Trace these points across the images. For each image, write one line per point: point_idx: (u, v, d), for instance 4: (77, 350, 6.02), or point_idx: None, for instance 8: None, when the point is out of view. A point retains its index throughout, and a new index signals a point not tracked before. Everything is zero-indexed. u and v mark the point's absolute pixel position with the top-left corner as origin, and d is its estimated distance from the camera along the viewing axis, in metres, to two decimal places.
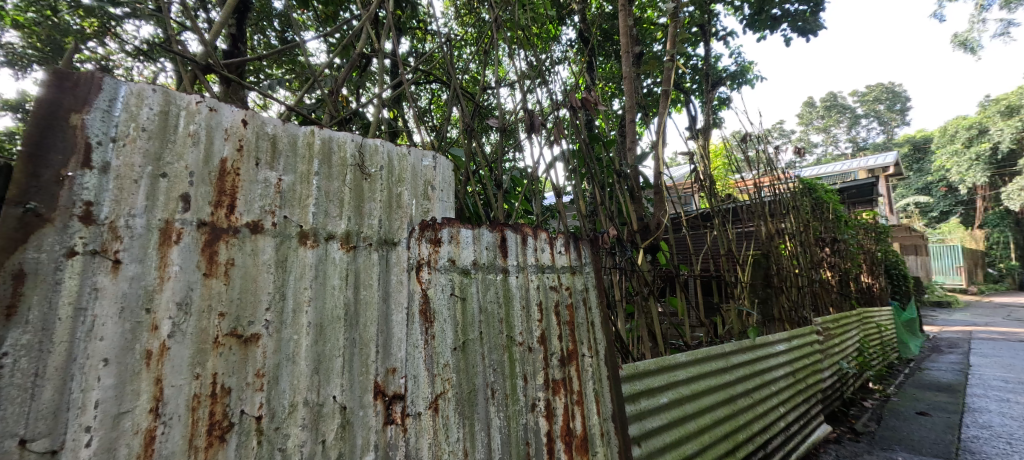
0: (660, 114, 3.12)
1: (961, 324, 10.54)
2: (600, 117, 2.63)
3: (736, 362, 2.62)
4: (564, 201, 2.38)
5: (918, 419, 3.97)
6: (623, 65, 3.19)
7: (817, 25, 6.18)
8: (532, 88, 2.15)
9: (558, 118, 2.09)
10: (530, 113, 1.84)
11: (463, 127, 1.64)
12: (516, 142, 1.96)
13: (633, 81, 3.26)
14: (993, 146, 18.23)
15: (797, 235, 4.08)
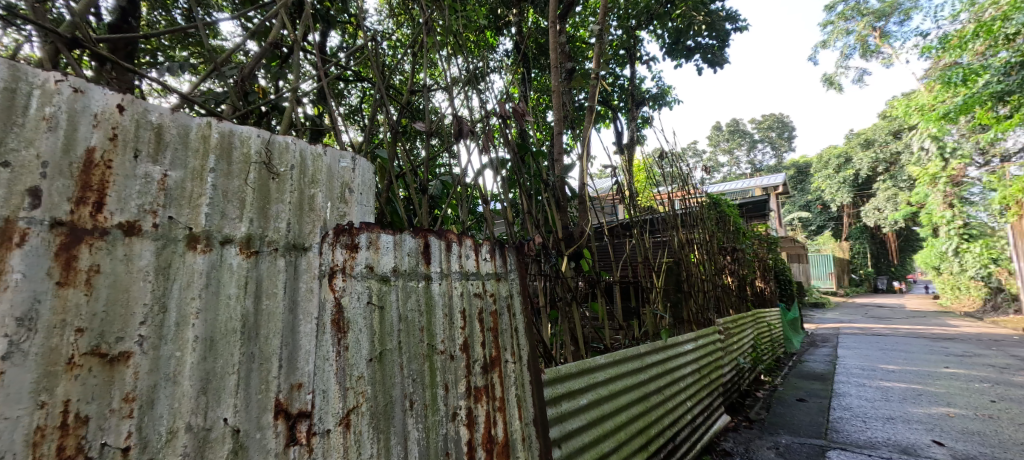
0: (586, 129, 3.23)
1: (830, 322, 12.02)
2: (532, 126, 2.64)
3: (650, 361, 2.75)
4: (493, 207, 2.36)
5: (798, 405, 4.45)
6: (550, 76, 3.26)
7: (724, 58, 6.77)
8: (466, 94, 2.12)
9: (489, 126, 2.06)
10: (459, 119, 1.79)
11: (389, 128, 1.56)
12: (446, 146, 1.91)
13: (562, 95, 3.33)
14: (856, 173, 21.07)
15: (704, 245, 4.38)
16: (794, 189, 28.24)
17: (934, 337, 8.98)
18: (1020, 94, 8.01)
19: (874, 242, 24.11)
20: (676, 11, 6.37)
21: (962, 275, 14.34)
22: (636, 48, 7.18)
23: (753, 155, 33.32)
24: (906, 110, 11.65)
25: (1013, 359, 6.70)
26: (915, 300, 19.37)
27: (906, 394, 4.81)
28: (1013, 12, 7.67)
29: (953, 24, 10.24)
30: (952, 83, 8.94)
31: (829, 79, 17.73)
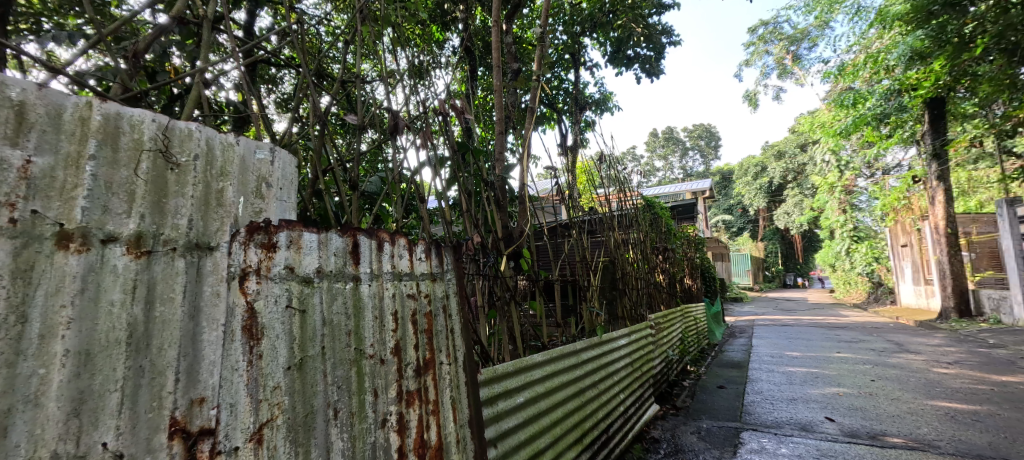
0: (527, 129, 3.23)
1: (746, 315, 12.98)
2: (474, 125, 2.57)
3: (585, 357, 2.82)
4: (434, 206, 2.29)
5: (718, 391, 4.75)
6: (494, 72, 3.19)
7: (660, 69, 7.09)
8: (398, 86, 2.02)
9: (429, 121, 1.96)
10: (395, 113, 1.70)
11: (317, 118, 1.44)
12: (384, 140, 1.80)
13: (503, 98, 3.24)
14: (770, 180, 22.91)
15: (638, 245, 4.54)
16: (718, 193, 30.12)
17: (830, 326, 9.98)
18: (895, 117, 9.51)
19: (784, 243, 26.41)
20: (617, 22, 6.57)
21: (853, 272, 16.07)
22: (581, 54, 7.38)
23: (683, 161, 35.17)
24: (812, 126, 12.80)
25: (889, 343, 7.62)
26: (817, 294, 21.43)
27: (806, 376, 5.31)
28: (890, 49, 8.64)
29: (847, 53, 11.38)
30: (845, 105, 9.99)
31: (750, 95, 19.06)
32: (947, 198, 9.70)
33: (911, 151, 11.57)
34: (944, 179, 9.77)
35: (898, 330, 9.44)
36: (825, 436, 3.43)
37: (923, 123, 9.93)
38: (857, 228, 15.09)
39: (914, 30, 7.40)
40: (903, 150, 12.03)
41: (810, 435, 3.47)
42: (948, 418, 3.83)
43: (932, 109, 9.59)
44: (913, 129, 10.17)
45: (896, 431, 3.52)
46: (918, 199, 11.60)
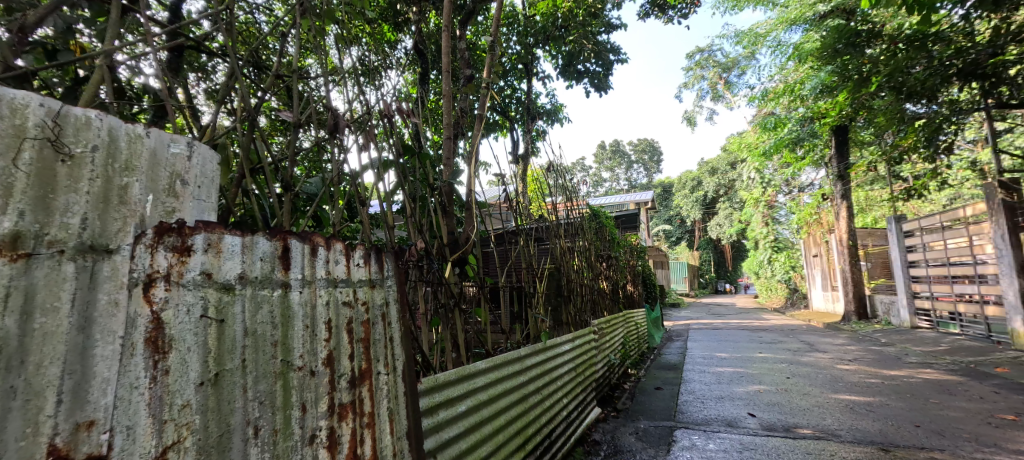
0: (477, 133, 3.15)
1: (682, 319, 13.61)
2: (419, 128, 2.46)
3: (529, 363, 2.82)
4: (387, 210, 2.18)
5: (654, 392, 4.92)
6: (442, 60, 3.01)
7: (608, 85, 7.35)
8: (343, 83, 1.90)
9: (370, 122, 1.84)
10: (336, 112, 1.55)
11: (245, 110, 1.31)
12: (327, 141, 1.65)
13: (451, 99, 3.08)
14: (704, 194, 24.28)
15: (583, 252, 4.62)
16: (659, 205, 31.42)
17: (754, 329, 10.67)
18: (808, 142, 10.48)
19: (715, 252, 28.07)
20: (570, 37, 6.94)
21: (775, 279, 17.32)
22: (534, 65, 7.51)
23: (627, 173, 36.44)
24: (740, 147, 13.72)
25: (802, 343, 8.27)
26: (744, 299, 22.91)
27: (732, 376, 5.63)
28: (804, 81, 9.44)
29: (769, 81, 12.28)
30: (767, 128, 10.91)
31: (687, 115, 20.11)
32: (851, 215, 10.74)
33: (820, 172, 12.69)
34: (847, 198, 10.81)
35: (811, 331, 10.27)
36: (748, 431, 3.66)
37: (830, 148, 10.89)
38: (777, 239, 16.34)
39: (823, 65, 8.12)
40: (815, 171, 13.15)
41: (735, 430, 3.69)
42: (849, 409, 4.21)
43: (838, 136, 10.56)
44: (823, 153, 11.15)
45: (808, 423, 3.82)
46: (826, 214, 12.78)
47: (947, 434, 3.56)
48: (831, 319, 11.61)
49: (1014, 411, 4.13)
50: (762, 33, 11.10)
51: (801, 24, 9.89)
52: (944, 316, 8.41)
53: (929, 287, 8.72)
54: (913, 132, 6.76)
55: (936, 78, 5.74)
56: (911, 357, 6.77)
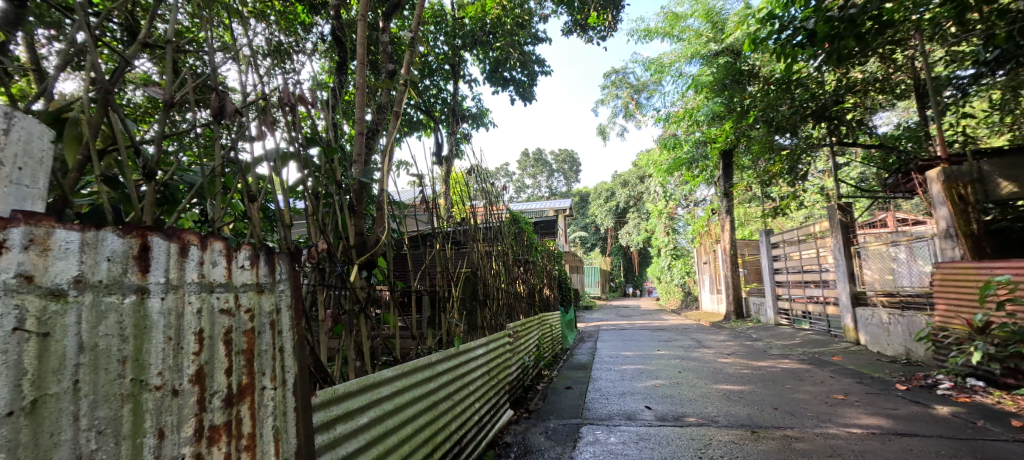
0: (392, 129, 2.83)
1: (593, 321, 14.19)
2: (324, 116, 2.19)
3: (440, 369, 2.72)
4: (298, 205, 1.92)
5: (565, 392, 5.04)
6: (356, 47, 2.75)
7: (533, 95, 7.55)
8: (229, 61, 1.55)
9: (262, 104, 1.58)
10: (222, 90, 1.30)
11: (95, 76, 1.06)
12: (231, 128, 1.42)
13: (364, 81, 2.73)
14: (616, 204, 25.62)
15: (500, 257, 4.58)
16: (575, 212, 32.57)
17: (655, 329, 11.38)
18: (701, 162, 11.63)
19: (623, 257, 29.78)
20: (497, 44, 6.99)
21: (674, 284, 18.72)
22: (461, 69, 7.44)
23: (546, 181, 37.37)
24: (648, 162, 14.70)
25: (692, 340, 8.98)
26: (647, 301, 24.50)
27: (634, 372, 5.95)
28: (699, 107, 10.20)
29: (672, 106, 13.27)
30: (667, 147, 11.85)
31: (601, 129, 21.09)
32: (733, 229, 11.86)
33: (711, 190, 13.91)
34: (731, 214, 11.98)
35: (702, 330, 11.19)
36: (645, 423, 3.88)
37: (719, 169, 11.93)
38: (675, 247, 17.62)
39: (715, 96, 8.96)
40: (707, 188, 14.39)
41: (633, 423, 3.90)
42: (725, 397, 4.64)
43: (725, 159, 11.67)
44: (712, 172, 12.17)
45: (693, 412, 4.14)
46: (714, 226, 14.04)
47: (798, 414, 4.05)
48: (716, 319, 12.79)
49: (843, 391, 4.81)
50: (666, 63, 11.85)
51: (698, 60, 10.85)
52: (797, 314, 9.62)
53: (788, 290, 9.94)
54: (779, 161, 8.22)
55: (796, 117, 7.28)
56: (772, 350, 7.64)
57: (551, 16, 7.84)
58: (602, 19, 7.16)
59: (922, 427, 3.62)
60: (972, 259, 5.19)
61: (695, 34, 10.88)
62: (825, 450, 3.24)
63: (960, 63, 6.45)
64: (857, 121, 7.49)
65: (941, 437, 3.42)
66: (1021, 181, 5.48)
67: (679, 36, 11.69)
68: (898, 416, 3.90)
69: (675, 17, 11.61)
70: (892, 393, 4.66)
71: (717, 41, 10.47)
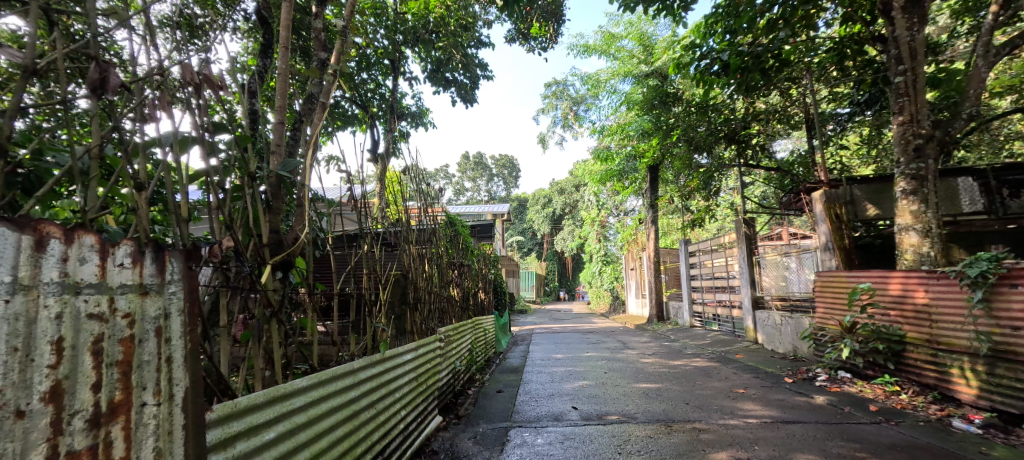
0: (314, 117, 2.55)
1: (526, 324, 14.30)
2: (237, 99, 1.98)
3: (362, 377, 2.55)
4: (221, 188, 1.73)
5: (495, 395, 5.00)
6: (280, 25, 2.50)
7: (474, 98, 7.52)
8: (120, 23, 1.33)
9: (157, 80, 1.39)
10: (101, 59, 1.12)
11: None
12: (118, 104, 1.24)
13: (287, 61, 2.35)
14: (552, 211, 26.09)
15: (434, 259, 4.43)
16: (513, 217, 32.76)
17: (584, 331, 11.66)
18: (631, 175, 12.07)
19: (557, 262, 30.39)
20: (439, 43, 6.84)
21: (603, 288, 19.35)
22: (401, 65, 7.25)
23: (486, 185, 37.25)
24: (583, 172, 15.10)
25: (616, 342, 9.29)
26: (578, 305, 25.16)
27: (563, 374, 6.03)
28: (629, 123, 10.62)
29: (605, 120, 13.73)
30: (600, 158, 12.20)
31: (540, 137, 21.41)
32: (657, 238, 12.43)
33: (639, 201, 14.50)
34: (656, 224, 12.52)
35: (627, 332, 11.63)
36: (571, 423, 3.93)
37: (646, 181, 12.48)
38: (606, 254, 18.21)
39: (644, 114, 9.36)
40: (635, 199, 15.01)
41: (560, 423, 3.94)
42: (644, 395, 4.81)
43: (652, 173, 12.22)
44: (639, 185, 12.73)
45: (615, 410, 4.25)
46: (640, 235, 14.67)
47: (705, 408, 4.30)
48: (640, 321, 13.37)
49: (742, 385, 5.16)
50: (603, 79, 12.24)
51: (628, 79, 11.32)
52: (708, 316, 10.26)
53: (701, 294, 10.57)
54: (696, 177, 8.72)
55: (712, 137, 7.89)
56: (687, 349, 8.07)
57: (494, 22, 7.81)
58: (544, 30, 7.23)
59: (805, 415, 3.99)
60: (844, 269, 5.70)
61: (628, 54, 11.34)
62: (728, 440, 3.46)
63: (838, 102, 7.40)
64: (760, 145, 8.17)
65: (822, 423, 3.78)
66: (880, 205, 6.56)
67: (613, 55, 12.03)
68: (786, 407, 4.26)
69: (612, 36, 11.97)
70: (782, 386, 5.08)
71: (646, 63, 10.99)
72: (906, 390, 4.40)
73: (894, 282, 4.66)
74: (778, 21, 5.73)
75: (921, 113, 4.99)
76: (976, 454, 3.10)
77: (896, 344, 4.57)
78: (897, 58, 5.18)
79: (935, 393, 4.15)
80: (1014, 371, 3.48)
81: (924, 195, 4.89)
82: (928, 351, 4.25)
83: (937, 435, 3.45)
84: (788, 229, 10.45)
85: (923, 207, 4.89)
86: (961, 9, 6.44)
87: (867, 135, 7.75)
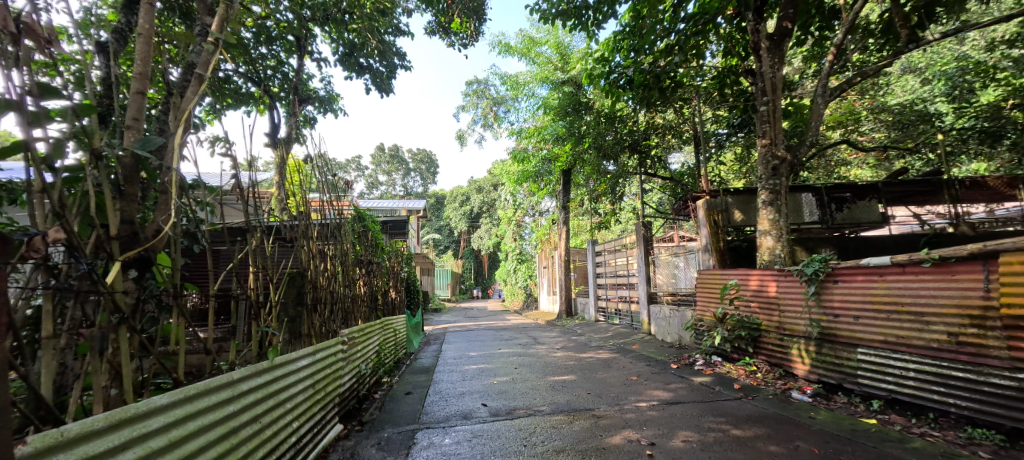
0: (190, 93, 2.18)
1: (440, 323, 14.03)
2: (74, 58, 1.64)
3: (245, 389, 2.26)
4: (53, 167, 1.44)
5: (404, 398, 4.78)
6: None
7: (390, 88, 7.19)
8: None
9: None
10: None
11: None
12: None
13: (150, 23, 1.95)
14: (469, 209, 25.94)
15: (338, 257, 4.08)
16: (431, 214, 32.10)
17: (497, 328, 11.68)
18: (546, 177, 12.30)
19: (474, 260, 30.37)
20: (354, 24, 6.43)
21: (518, 286, 19.60)
22: (309, 43, 6.71)
23: (403, 180, 36.04)
24: (502, 171, 15.15)
25: (528, 338, 9.41)
26: (493, 303, 25.23)
27: (476, 372, 5.94)
28: (544, 127, 10.81)
29: (523, 122, 13.86)
30: (517, 159, 12.29)
31: (459, 134, 21.14)
32: (568, 238, 12.80)
33: (553, 202, 14.86)
34: (567, 225, 12.89)
35: (537, 328, 11.85)
36: (480, 420, 3.85)
37: (560, 184, 12.79)
38: (520, 252, 18.45)
39: (559, 119, 9.55)
40: (550, 200, 15.36)
41: (469, 421, 3.84)
42: (551, 387, 4.89)
43: (566, 176, 12.56)
44: (553, 186, 13.02)
45: (523, 404, 4.25)
46: (553, 234, 15.04)
47: (605, 395, 4.46)
48: (551, 318, 13.70)
49: (635, 373, 5.45)
50: (522, 82, 12.37)
51: (545, 84, 11.52)
52: (611, 311, 10.76)
53: (605, 290, 11.05)
54: (604, 181, 9.09)
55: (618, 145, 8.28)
56: (592, 343, 8.39)
57: (414, 11, 7.51)
58: (465, 27, 7.11)
59: (687, 396, 4.32)
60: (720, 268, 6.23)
61: (547, 60, 11.57)
62: (622, 424, 3.62)
63: (718, 123, 8.11)
64: (658, 156, 8.71)
65: (697, 402, 4.11)
66: (747, 213, 7.24)
67: (533, 60, 12.17)
68: (673, 389, 4.58)
69: (533, 40, 12.08)
70: (669, 371, 5.45)
71: (562, 70, 11.30)
72: (760, 370, 4.93)
73: (754, 277, 5.16)
74: (674, 46, 6.21)
75: (778, 137, 5.53)
76: (807, 418, 3.60)
77: (754, 331, 5.08)
78: (762, 90, 5.74)
79: (781, 371, 4.70)
80: (836, 350, 4.04)
81: (779, 205, 5.48)
82: (777, 336, 4.76)
83: (782, 405, 3.94)
84: (678, 232, 11.32)
85: (776, 216, 5.48)
86: (808, 56, 7.48)
87: (739, 154, 8.68)
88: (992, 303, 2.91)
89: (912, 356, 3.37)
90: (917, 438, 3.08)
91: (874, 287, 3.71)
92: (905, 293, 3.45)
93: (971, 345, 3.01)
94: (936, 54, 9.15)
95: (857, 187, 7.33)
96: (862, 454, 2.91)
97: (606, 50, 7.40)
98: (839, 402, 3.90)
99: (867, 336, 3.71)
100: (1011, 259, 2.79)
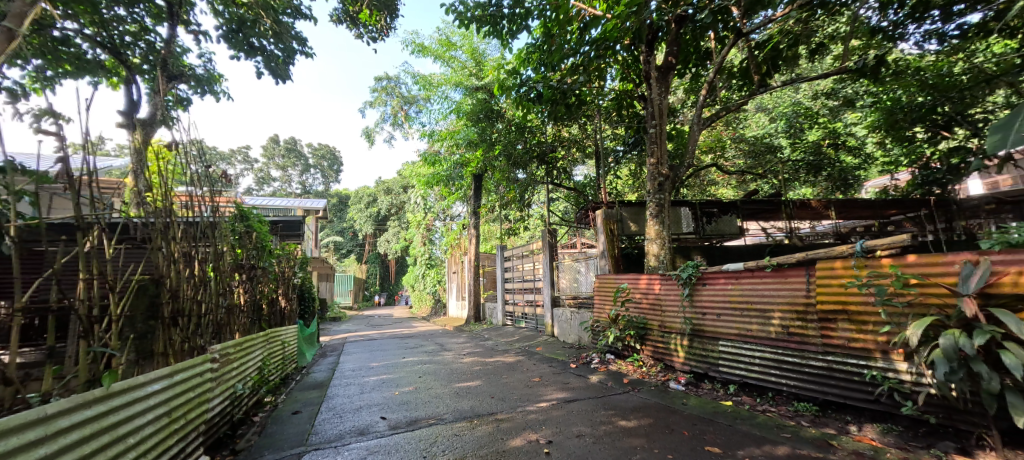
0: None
1: (340, 333, 13.10)
2: None
3: (67, 426, 1.83)
4: None
5: (290, 418, 4.28)
6: None
7: (287, 74, 6.58)
8: None
9: None
10: None
11: None
12: None
13: None
14: (377, 211, 24.81)
15: (211, 260, 3.55)
16: (335, 215, 30.24)
17: (401, 336, 11.15)
18: (457, 181, 12.04)
19: (381, 265, 29.04)
20: None
21: (426, 292, 19.02)
22: (184, 11, 5.86)
23: (306, 178, 33.58)
24: (411, 174, 14.66)
25: (434, 345, 9.07)
26: (401, 310, 24.29)
27: (376, 384, 5.54)
28: (454, 132, 10.57)
29: (435, 124, 13.51)
30: (427, 163, 11.93)
31: (368, 133, 20.14)
32: (477, 244, 12.65)
33: (463, 207, 14.65)
34: (476, 230, 12.74)
35: (443, 334, 11.52)
36: (377, 435, 3.54)
37: (472, 189, 12.65)
38: (430, 257, 17.91)
39: (469, 124, 9.35)
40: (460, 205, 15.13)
41: (365, 437, 3.53)
42: (455, 394, 4.70)
43: (477, 181, 12.43)
44: (464, 191, 12.82)
45: (425, 414, 4.01)
46: (464, 239, 14.81)
47: (507, 398, 4.37)
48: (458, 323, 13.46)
49: (538, 374, 5.45)
50: (435, 83, 12.06)
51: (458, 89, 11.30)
52: (518, 315, 10.80)
53: (513, 295, 11.06)
54: (513, 189, 9.07)
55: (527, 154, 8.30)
56: (498, 347, 8.31)
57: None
58: (375, 20, 6.75)
59: (581, 392, 4.39)
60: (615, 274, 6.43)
61: (461, 65, 11.42)
62: (517, 423, 3.56)
63: (616, 140, 8.47)
64: (563, 168, 8.91)
65: (591, 398, 4.17)
66: (639, 222, 7.50)
67: (448, 63, 11.95)
68: (570, 388, 4.63)
69: (448, 43, 11.81)
70: (567, 371, 5.53)
71: (476, 77, 11.16)
72: (646, 364, 5.15)
73: (643, 280, 5.31)
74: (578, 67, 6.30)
75: (662, 157, 5.87)
76: (680, 404, 3.83)
77: (642, 330, 5.26)
78: (651, 115, 6.07)
79: (662, 364, 4.95)
80: (703, 343, 4.34)
81: (663, 216, 5.83)
82: (660, 334, 4.98)
83: (662, 395, 4.15)
84: (581, 239, 11.71)
85: (661, 227, 5.83)
86: (688, 89, 8.08)
87: (632, 171, 9.18)
88: (811, 300, 3.32)
89: (756, 346, 3.76)
90: (761, 414, 3.45)
91: (729, 288, 4.07)
92: (752, 295, 3.81)
93: (796, 335, 3.42)
94: (779, 98, 10.69)
95: (722, 204, 7.98)
96: (723, 433, 3.15)
97: (517, 60, 7.40)
98: (705, 389, 4.22)
99: (725, 329, 4.06)
100: (824, 265, 3.24)
